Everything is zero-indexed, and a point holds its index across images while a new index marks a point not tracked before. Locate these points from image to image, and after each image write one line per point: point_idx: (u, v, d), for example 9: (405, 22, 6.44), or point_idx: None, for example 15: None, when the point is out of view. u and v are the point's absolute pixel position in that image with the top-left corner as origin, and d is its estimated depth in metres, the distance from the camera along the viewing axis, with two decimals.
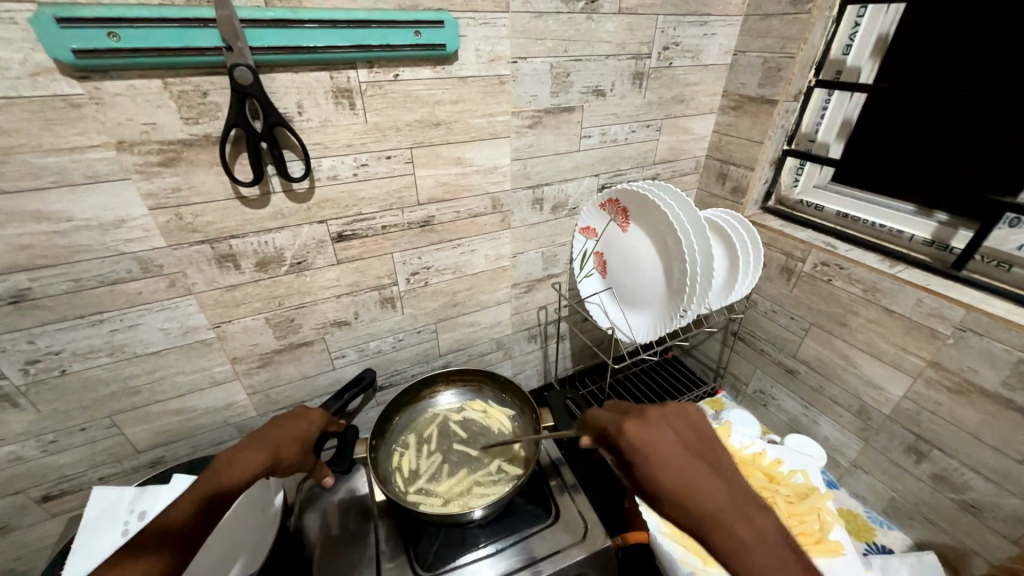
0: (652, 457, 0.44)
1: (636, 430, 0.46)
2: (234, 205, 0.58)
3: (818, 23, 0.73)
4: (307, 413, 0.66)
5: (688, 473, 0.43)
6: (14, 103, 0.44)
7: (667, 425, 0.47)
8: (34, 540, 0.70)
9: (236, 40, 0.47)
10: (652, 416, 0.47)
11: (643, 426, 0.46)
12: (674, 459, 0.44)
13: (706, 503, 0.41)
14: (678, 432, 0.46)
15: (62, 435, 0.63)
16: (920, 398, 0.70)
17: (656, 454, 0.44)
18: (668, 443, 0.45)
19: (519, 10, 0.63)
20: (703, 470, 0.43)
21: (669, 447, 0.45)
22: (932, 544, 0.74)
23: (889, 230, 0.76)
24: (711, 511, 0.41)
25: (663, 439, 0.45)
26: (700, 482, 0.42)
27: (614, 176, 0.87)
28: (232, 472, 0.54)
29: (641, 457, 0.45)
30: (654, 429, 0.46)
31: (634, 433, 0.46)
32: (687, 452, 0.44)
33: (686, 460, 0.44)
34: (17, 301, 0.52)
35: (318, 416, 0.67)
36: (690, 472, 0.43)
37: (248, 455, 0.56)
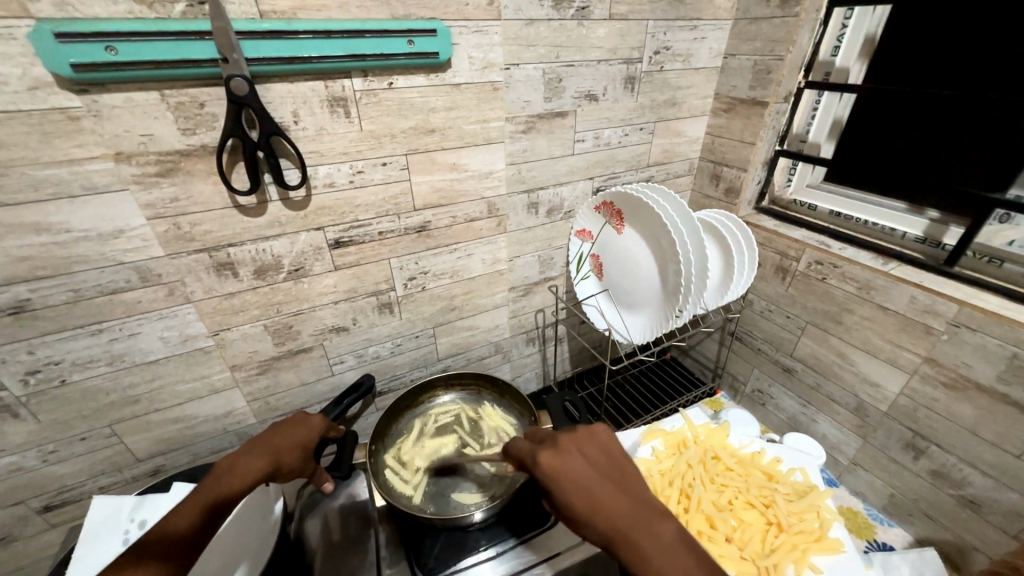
0: (562, 483, 0.45)
1: (546, 457, 0.48)
2: (232, 214, 0.58)
3: (806, 25, 0.74)
4: (306, 418, 0.66)
5: (596, 496, 0.44)
6: (14, 117, 0.44)
7: (578, 450, 0.48)
8: (34, 552, 0.70)
9: (231, 53, 0.48)
10: (562, 441, 0.48)
11: (554, 454, 0.47)
12: (581, 482, 0.45)
13: (613, 521, 0.43)
14: (586, 455, 0.47)
15: (61, 445, 0.63)
16: (916, 394, 0.70)
17: (567, 481, 0.45)
18: (577, 468, 0.46)
19: (511, 18, 0.64)
20: (608, 492, 0.44)
21: (580, 473, 0.46)
22: (933, 540, 0.74)
23: (881, 228, 0.77)
24: (618, 529, 0.42)
25: (572, 464, 0.46)
26: (607, 503, 0.44)
27: (609, 178, 0.88)
28: (236, 479, 0.54)
29: (555, 484, 0.46)
30: (562, 456, 0.47)
31: (547, 460, 0.47)
32: (597, 477, 0.45)
33: (592, 483, 0.45)
34: (17, 312, 0.53)
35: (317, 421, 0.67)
36: (598, 495, 0.44)
37: (250, 462, 0.56)
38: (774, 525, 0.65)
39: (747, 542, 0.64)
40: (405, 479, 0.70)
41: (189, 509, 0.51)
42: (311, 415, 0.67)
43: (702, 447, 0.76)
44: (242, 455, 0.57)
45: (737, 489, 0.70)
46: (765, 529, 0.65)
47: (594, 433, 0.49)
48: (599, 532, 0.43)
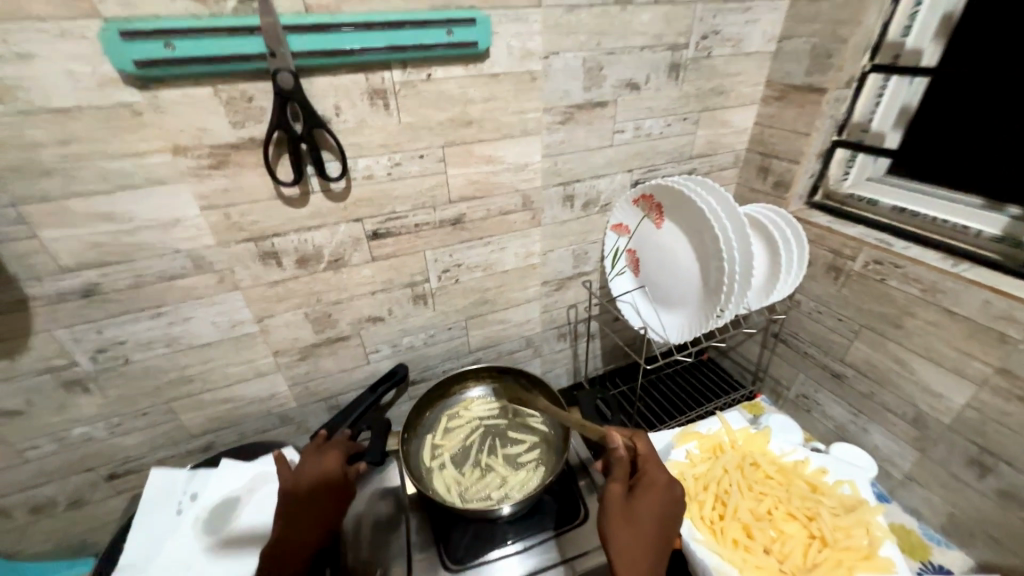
0: (647, 491, 0.53)
1: (656, 469, 0.55)
2: (278, 205, 0.61)
3: (874, 3, 0.68)
4: (324, 448, 0.65)
5: (649, 522, 0.51)
6: (85, 112, 0.47)
7: (669, 490, 0.53)
8: (102, 515, 0.77)
9: (279, 47, 0.49)
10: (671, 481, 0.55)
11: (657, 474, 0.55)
12: (658, 510, 0.52)
13: (640, 543, 0.49)
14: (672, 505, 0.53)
15: (125, 419, 0.68)
16: (987, 407, 0.65)
17: (650, 496, 0.53)
18: (671, 499, 0.53)
19: (552, 5, 0.62)
20: (659, 534, 0.51)
21: (662, 502, 0.52)
22: (999, 566, 0.68)
23: (953, 225, 0.70)
24: (642, 550, 0.49)
25: (668, 492, 0.53)
26: (654, 533, 0.50)
27: (648, 171, 0.85)
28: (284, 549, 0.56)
29: (644, 485, 0.54)
30: (667, 485, 0.54)
31: (657, 473, 0.55)
32: (664, 513, 0.52)
33: (660, 520, 0.51)
34: (88, 295, 0.57)
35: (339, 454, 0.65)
36: (654, 525, 0.51)
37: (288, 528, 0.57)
38: (817, 539, 0.62)
39: (786, 555, 0.61)
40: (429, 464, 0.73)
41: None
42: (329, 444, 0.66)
43: (741, 453, 0.73)
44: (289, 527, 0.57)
45: (777, 498, 0.67)
46: (808, 542, 0.62)
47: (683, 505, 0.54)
48: (633, 539, 0.49)
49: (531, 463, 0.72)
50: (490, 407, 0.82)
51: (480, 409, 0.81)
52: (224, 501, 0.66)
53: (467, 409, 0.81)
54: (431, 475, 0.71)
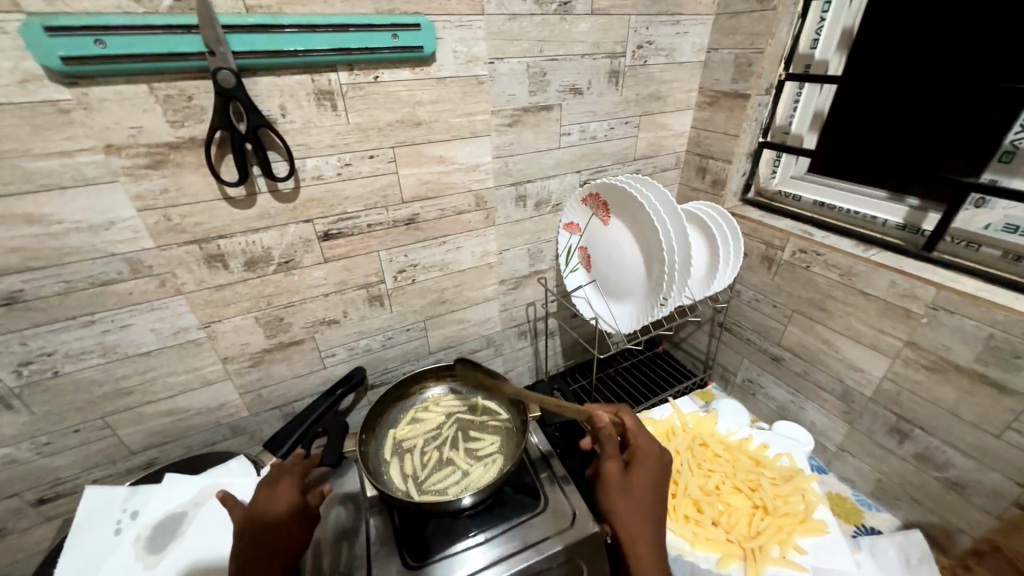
0: (640, 462, 0.57)
1: (647, 441, 0.58)
2: (222, 206, 0.60)
3: (784, 18, 0.75)
4: (279, 478, 0.59)
5: (646, 492, 0.55)
6: (5, 110, 0.46)
7: (659, 459, 0.57)
8: (28, 545, 0.71)
9: (218, 45, 0.49)
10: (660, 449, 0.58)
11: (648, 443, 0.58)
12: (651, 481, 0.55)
13: (640, 513, 0.54)
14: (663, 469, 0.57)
15: (54, 437, 0.64)
16: (899, 378, 0.72)
17: (644, 468, 0.56)
18: (662, 466, 0.57)
19: (494, 13, 0.65)
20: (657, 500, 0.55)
21: (654, 470, 0.56)
22: (920, 524, 0.75)
23: (863, 216, 0.78)
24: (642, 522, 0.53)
25: (658, 459, 0.57)
26: (651, 501, 0.54)
27: (596, 172, 0.89)
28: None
29: (636, 458, 0.57)
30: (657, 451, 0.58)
31: (647, 444, 0.58)
32: (659, 481, 0.56)
33: (655, 490, 0.56)
34: (9, 303, 0.54)
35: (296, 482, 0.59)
36: (650, 495, 0.55)
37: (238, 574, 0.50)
38: (760, 508, 0.66)
39: (733, 525, 0.65)
40: (389, 457, 0.73)
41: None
42: (283, 473, 0.59)
43: (691, 434, 0.77)
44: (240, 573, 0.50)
45: (724, 474, 0.71)
46: (752, 512, 0.66)
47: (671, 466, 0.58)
48: (633, 514, 0.54)
49: (490, 458, 0.73)
50: (457, 403, 0.83)
51: (447, 405, 0.82)
52: (169, 516, 0.63)
53: (432, 406, 0.82)
54: (389, 468, 0.72)
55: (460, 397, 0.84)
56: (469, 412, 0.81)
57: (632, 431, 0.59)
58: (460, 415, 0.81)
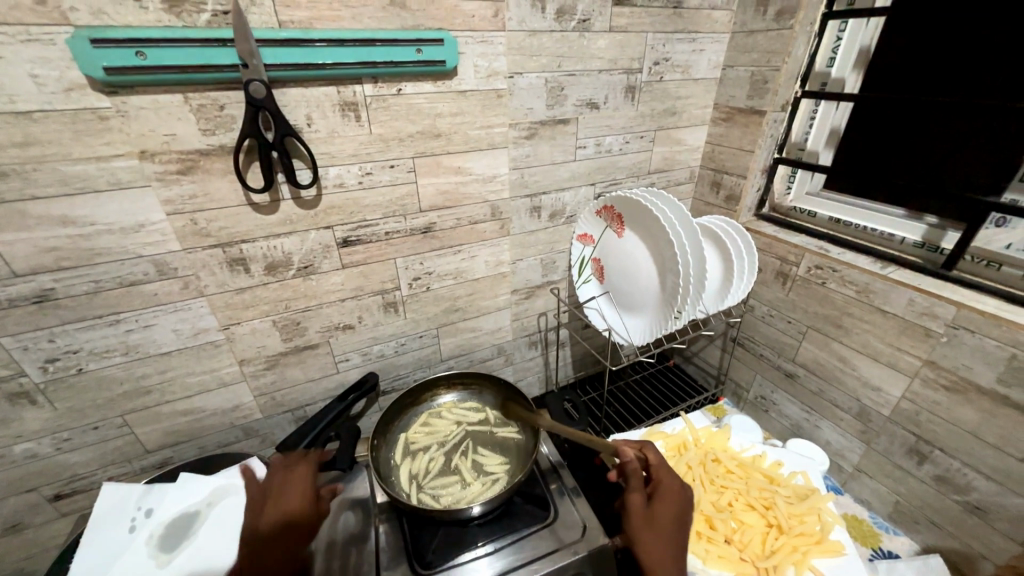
0: (663, 500, 0.61)
1: (669, 477, 0.63)
2: (247, 211, 0.61)
3: (800, 37, 0.76)
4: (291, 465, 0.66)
5: (672, 532, 0.58)
6: (49, 116, 0.48)
7: (682, 500, 0.61)
8: (43, 541, 0.72)
9: (252, 58, 0.51)
10: (686, 489, 0.62)
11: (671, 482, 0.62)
12: (676, 515, 0.60)
13: (672, 556, 0.56)
14: (686, 512, 0.61)
15: (75, 434, 0.65)
16: (918, 398, 0.70)
17: (670, 509, 0.60)
18: (684, 503, 0.61)
19: (515, 29, 0.67)
20: (679, 536, 0.58)
21: (676, 511, 0.60)
22: (940, 549, 0.73)
23: (880, 233, 0.78)
24: (671, 557, 0.55)
25: (683, 501, 0.61)
26: (676, 539, 0.58)
27: (610, 185, 0.90)
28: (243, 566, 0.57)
29: (661, 496, 0.61)
30: (681, 490, 0.62)
31: (669, 481, 0.62)
32: (680, 521, 0.59)
33: (679, 525, 0.59)
34: (41, 301, 0.55)
35: (310, 470, 0.67)
36: (677, 536, 0.58)
37: (249, 546, 0.58)
38: (774, 527, 0.65)
39: (746, 544, 0.63)
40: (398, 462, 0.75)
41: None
42: (292, 462, 0.66)
43: (703, 450, 0.76)
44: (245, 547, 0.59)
45: (737, 491, 0.70)
46: (765, 531, 0.65)
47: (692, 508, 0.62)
48: (659, 548, 0.56)
49: (493, 469, 0.73)
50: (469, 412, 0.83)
51: (459, 414, 0.83)
52: (183, 515, 0.64)
53: (444, 413, 0.83)
54: (397, 469, 0.74)
55: (473, 407, 0.85)
56: (480, 423, 0.81)
57: (653, 463, 0.65)
58: (471, 426, 0.81)
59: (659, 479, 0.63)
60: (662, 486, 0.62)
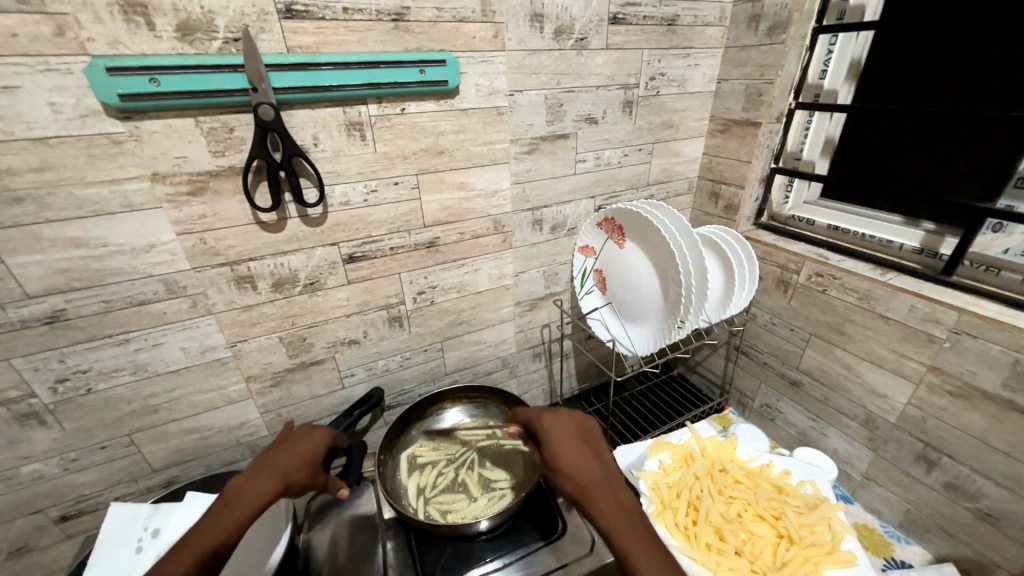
0: (550, 438, 0.55)
1: (548, 418, 0.58)
2: (254, 230, 0.62)
3: (792, 51, 0.78)
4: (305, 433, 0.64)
5: (576, 455, 0.52)
6: (65, 142, 0.49)
7: (573, 423, 0.57)
8: (47, 563, 0.71)
9: (260, 82, 0.52)
10: (565, 413, 0.58)
11: (553, 419, 0.58)
12: (569, 437, 0.55)
13: (589, 471, 0.51)
14: (580, 425, 0.57)
15: (82, 454, 0.65)
16: (924, 404, 0.70)
17: (559, 438, 0.54)
18: (575, 426, 0.56)
19: (514, 49, 0.69)
20: (589, 458, 0.52)
21: (568, 434, 0.55)
22: (953, 558, 0.72)
23: (879, 240, 0.79)
24: (590, 476, 0.50)
25: (570, 425, 0.56)
26: (588, 456, 0.52)
27: (610, 197, 0.91)
28: (249, 502, 0.52)
29: (547, 438, 0.56)
30: (560, 419, 0.58)
31: (553, 423, 0.57)
32: (580, 438, 0.55)
33: (576, 442, 0.54)
34: (52, 322, 0.56)
35: (313, 441, 0.62)
36: (585, 454, 0.52)
37: (270, 487, 0.54)
38: (785, 538, 0.65)
39: (757, 555, 0.63)
40: (405, 477, 0.74)
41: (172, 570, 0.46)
42: (301, 432, 0.64)
43: (710, 460, 0.76)
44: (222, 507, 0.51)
45: (746, 501, 0.69)
46: (776, 542, 0.64)
47: (590, 418, 0.58)
48: (576, 482, 0.50)
49: (501, 483, 0.73)
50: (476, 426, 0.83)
51: (466, 427, 0.83)
52: None
53: (451, 427, 0.83)
54: (403, 484, 0.73)
55: (479, 420, 0.85)
56: (487, 436, 0.81)
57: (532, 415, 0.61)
58: (478, 439, 0.81)
59: (539, 427, 0.58)
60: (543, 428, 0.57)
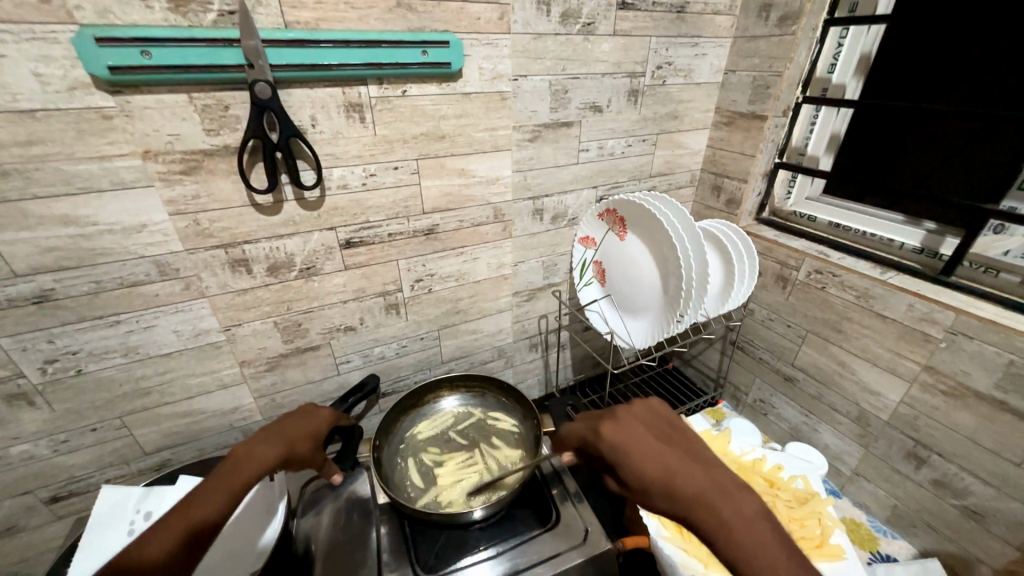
0: (624, 451, 0.49)
1: (611, 431, 0.52)
2: (249, 212, 0.61)
3: (803, 43, 0.77)
4: (311, 411, 0.66)
5: (664, 462, 0.47)
6: (52, 115, 0.47)
7: (637, 427, 0.51)
8: (38, 543, 0.71)
9: (257, 59, 0.51)
10: (625, 415, 0.53)
11: (617, 427, 0.52)
12: (644, 444, 0.49)
13: (694, 477, 0.46)
14: (648, 421, 0.52)
15: (73, 435, 0.64)
16: (917, 402, 0.71)
17: (635, 446, 0.49)
18: (648, 426, 0.51)
19: (520, 32, 0.67)
20: (682, 461, 0.47)
21: (642, 438, 0.50)
22: (937, 553, 0.74)
23: (880, 239, 0.79)
24: (695, 484, 0.45)
25: (638, 429, 0.51)
26: (675, 461, 0.47)
27: (612, 188, 0.90)
28: (253, 466, 0.54)
29: (618, 452, 0.50)
30: (623, 423, 0.52)
31: (620, 434, 0.51)
32: (657, 440, 0.50)
33: (657, 443, 0.49)
34: (40, 301, 0.55)
35: (318, 418, 0.65)
36: (673, 460, 0.47)
37: (273, 452, 0.56)
38: None
39: None
40: (401, 466, 0.75)
41: (172, 530, 0.46)
42: (311, 409, 0.67)
43: None
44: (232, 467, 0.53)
45: None
46: None
47: (651, 413, 0.53)
48: (680, 499, 0.45)
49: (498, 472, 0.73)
50: (473, 417, 0.83)
51: (463, 418, 0.83)
52: None
53: (447, 418, 0.83)
54: (399, 475, 0.73)
55: (475, 410, 0.85)
56: (483, 427, 0.81)
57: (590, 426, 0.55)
58: (474, 431, 0.81)
59: (601, 443, 0.52)
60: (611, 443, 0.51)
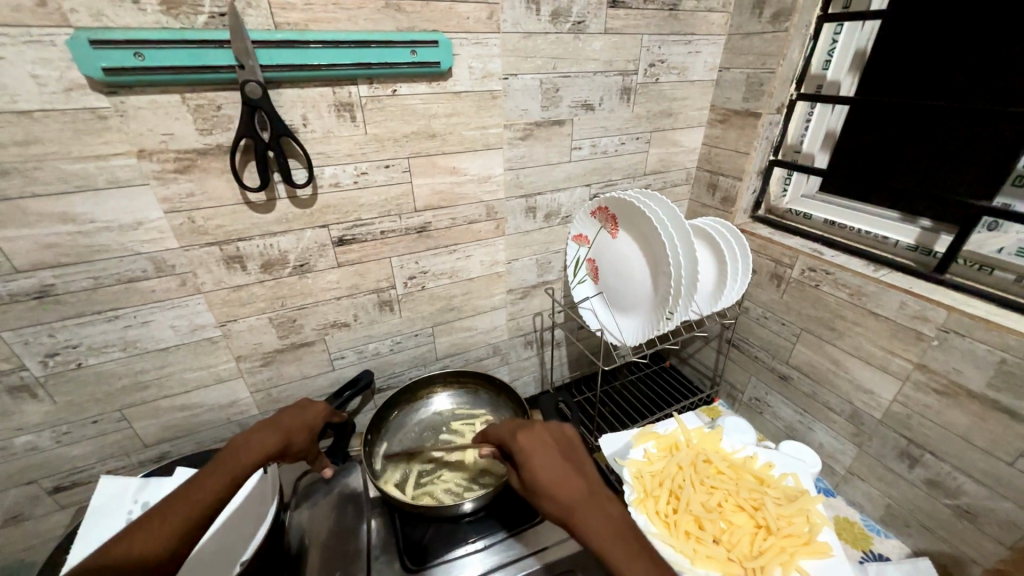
0: (530, 454, 0.55)
1: (522, 435, 0.57)
2: (243, 210, 0.62)
3: (796, 40, 0.77)
4: (306, 405, 0.67)
5: (556, 467, 0.53)
6: (49, 115, 0.49)
7: (548, 438, 0.57)
8: (42, 531, 0.73)
9: (248, 58, 0.52)
10: (539, 424, 0.59)
11: (531, 435, 0.57)
12: (550, 455, 0.54)
13: (574, 489, 0.51)
14: (557, 436, 0.57)
15: (74, 427, 0.66)
16: (910, 401, 0.70)
17: (537, 456, 0.54)
18: (553, 440, 0.56)
19: (510, 31, 0.68)
20: (569, 469, 0.53)
21: (548, 450, 0.55)
22: (930, 553, 0.73)
23: (875, 236, 0.78)
24: (575, 493, 0.51)
25: (546, 440, 0.56)
26: (569, 471, 0.52)
27: (605, 186, 0.91)
28: (251, 454, 0.55)
29: (525, 455, 0.55)
30: (535, 432, 0.57)
31: (528, 439, 0.57)
32: (560, 456, 0.54)
33: (557, 455, 0.54)
34: (41, 296, 0.57)
35: (312, 412, 0.66)
36: (566, 472, 0.52)
37: (269, 441, 0.57)
38: (763, 528, 0.66)
39: (734, 544, 0.64)
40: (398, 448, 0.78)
41: (172, 520, 0.47)
42: (308, 402, 0.68)
43: (694, 451, 0.76)
44: (226, 460, 0.53)
45: (727, 492, 0.70)
46: (754, 532, 0.65)
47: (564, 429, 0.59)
48: (560, 500, 0.50)
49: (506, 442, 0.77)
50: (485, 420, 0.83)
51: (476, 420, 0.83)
52: None
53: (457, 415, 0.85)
54: (399, 487, 0.71)
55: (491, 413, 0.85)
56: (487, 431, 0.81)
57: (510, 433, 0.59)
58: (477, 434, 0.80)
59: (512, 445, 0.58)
60: (524, 447, 0.56)
